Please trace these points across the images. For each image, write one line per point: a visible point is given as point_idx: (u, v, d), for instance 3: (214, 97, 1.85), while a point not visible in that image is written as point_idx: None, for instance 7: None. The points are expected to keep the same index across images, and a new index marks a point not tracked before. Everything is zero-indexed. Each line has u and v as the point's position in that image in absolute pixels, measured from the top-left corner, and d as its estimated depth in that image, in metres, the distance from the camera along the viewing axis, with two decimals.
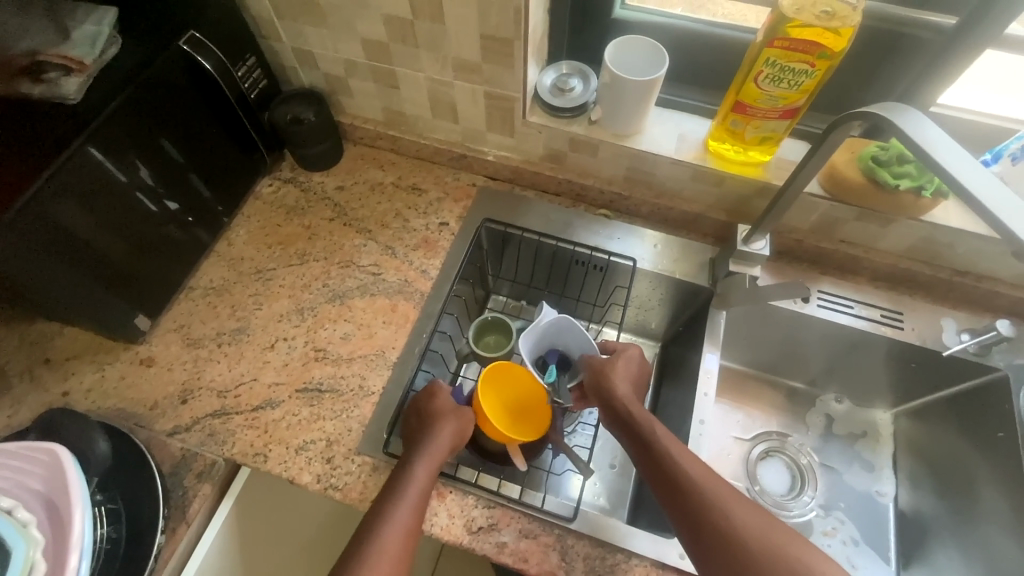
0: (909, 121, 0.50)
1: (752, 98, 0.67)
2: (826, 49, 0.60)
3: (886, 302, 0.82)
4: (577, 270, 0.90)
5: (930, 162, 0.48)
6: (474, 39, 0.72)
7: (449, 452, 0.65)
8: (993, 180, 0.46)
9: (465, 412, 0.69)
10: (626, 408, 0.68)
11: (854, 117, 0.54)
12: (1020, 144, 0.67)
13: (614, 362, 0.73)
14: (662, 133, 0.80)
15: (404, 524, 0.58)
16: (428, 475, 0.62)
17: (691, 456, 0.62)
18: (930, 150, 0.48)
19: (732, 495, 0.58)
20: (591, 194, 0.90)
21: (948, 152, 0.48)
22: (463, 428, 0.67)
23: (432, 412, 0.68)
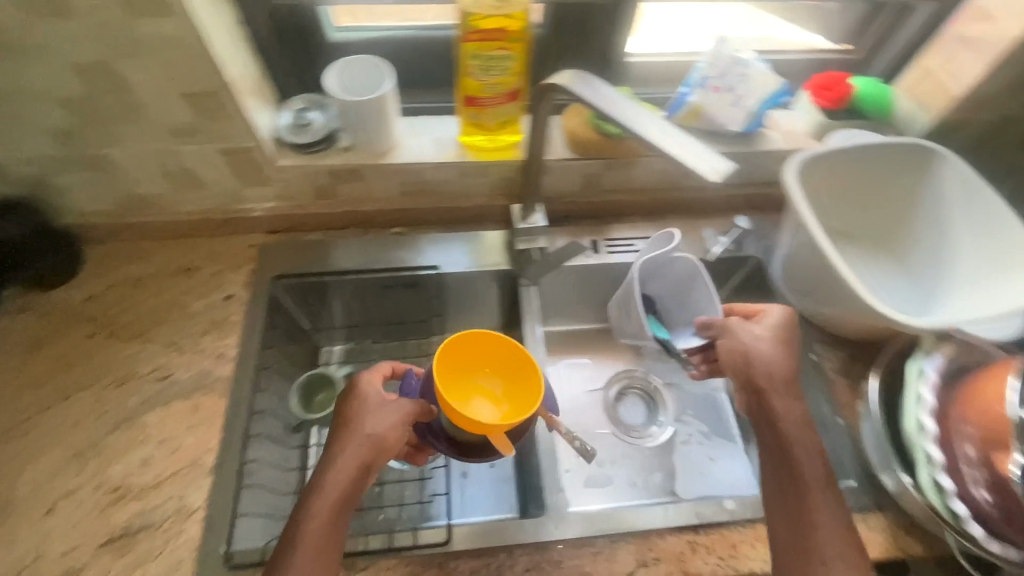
0: (585, 88, 0.57)
1: (475, 91, 0.71)
2: (512, 34, 0.64)
3: (657, 230, 0.91)
4: (391, 296, 0.88)
5: (607, 118, 0.54)
6: (175, 99, 0.66)
7: (361, 465, 0.56)
8: (655, 121, 0.53)
9: (393, 407, 0.59)
10: (767, 397, 0.64)
11: (548, 91, 0.59)
12: (700, 75, 0.80)
13: (768, 336, 0.67)
14: (418, 141, 0.81)
15: (307, 555, 0.53)
16: (334, 495, 0.55)
17: (815, 488, 0.59)
18: (603, 108, 0.55)
19: (842, 533, 0.56)
20: (377, 219, 0.88)
21: (620, 106, 0.55)
22: (378, 425, 0.58)
23: (345, 413, 0.59)
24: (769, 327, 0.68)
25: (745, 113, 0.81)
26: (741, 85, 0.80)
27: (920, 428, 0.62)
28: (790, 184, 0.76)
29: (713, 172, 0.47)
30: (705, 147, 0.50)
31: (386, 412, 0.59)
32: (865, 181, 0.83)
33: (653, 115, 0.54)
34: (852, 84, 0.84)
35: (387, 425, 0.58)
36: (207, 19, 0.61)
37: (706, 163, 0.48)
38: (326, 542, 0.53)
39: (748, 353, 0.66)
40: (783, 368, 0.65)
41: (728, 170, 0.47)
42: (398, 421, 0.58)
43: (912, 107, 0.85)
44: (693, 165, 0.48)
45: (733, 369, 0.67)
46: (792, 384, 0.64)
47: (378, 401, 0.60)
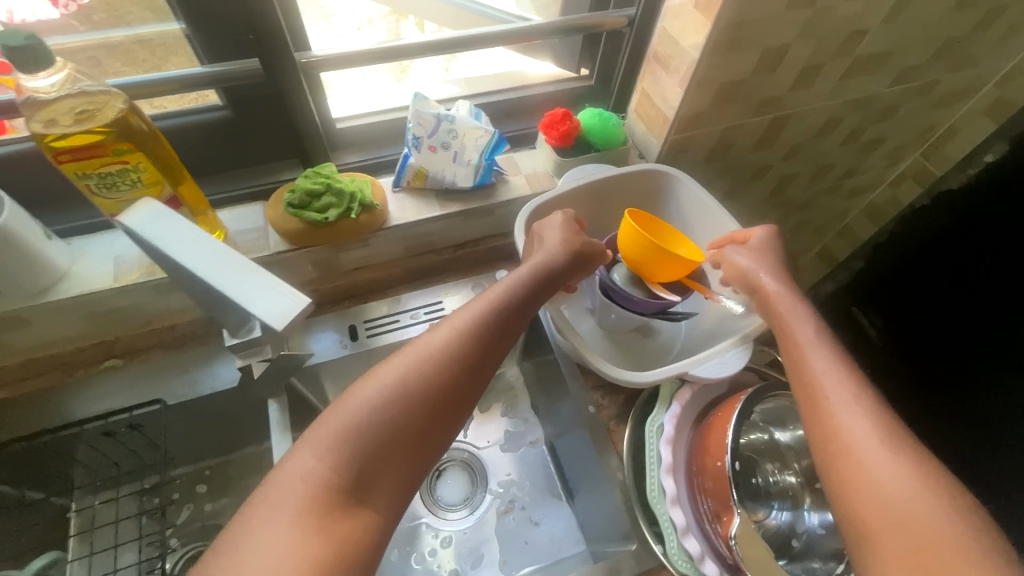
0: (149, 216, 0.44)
1: (115, 209, 0.59)
2: (115, 146, 0.53)
3: (423, 299, 0.85)
4: (115, 442, 0.74)
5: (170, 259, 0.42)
6: None
7: (557, 277, 0.64)
8: (230, 255, 0.42)
9: (568, 232, 0.68)
10: (759, 282, 0.65)
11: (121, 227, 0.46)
12: (411, 135, 0.74)
13: (753, 253, 0.67)
14: (91, 267, 0.68)
15: (411, 361, 0.53)
16: (494, 304, 0.59)
17: (834, 379, 0.55)
18: (165, 248, 0.42)
19: (837, 374, 0.55)
20: (76, 357, 0.74)
21: (182, 238, 0.43)
22: (556, 245, 0.66)
23: (544, 235, 0.68)
24: (750, 247, 0.68)
25: (469, 168, 0.76)
26: (455, 140, 0.74)
27: (660, 492, 0.59)
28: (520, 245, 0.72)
29: (265, 324, 0.38)
30: (281, 281, 0.41)
31: (566, 230, 0.68)
32: (606, 213, 0.82)
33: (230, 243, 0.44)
34: (576, 118, 0.81)
35: (578, 240, 0.67)
36: None
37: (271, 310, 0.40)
38: (437, 360, 0.53)
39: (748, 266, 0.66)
40: (767, 271, 0.65)
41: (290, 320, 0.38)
42: (579, 241, 0.67)
43: (644, 131, 0.85)
44: (259, 315, 0.39)
45: (739, 283, 0.67)
46: (780, 278, 0.65)
47: (564, 226, 0.69)
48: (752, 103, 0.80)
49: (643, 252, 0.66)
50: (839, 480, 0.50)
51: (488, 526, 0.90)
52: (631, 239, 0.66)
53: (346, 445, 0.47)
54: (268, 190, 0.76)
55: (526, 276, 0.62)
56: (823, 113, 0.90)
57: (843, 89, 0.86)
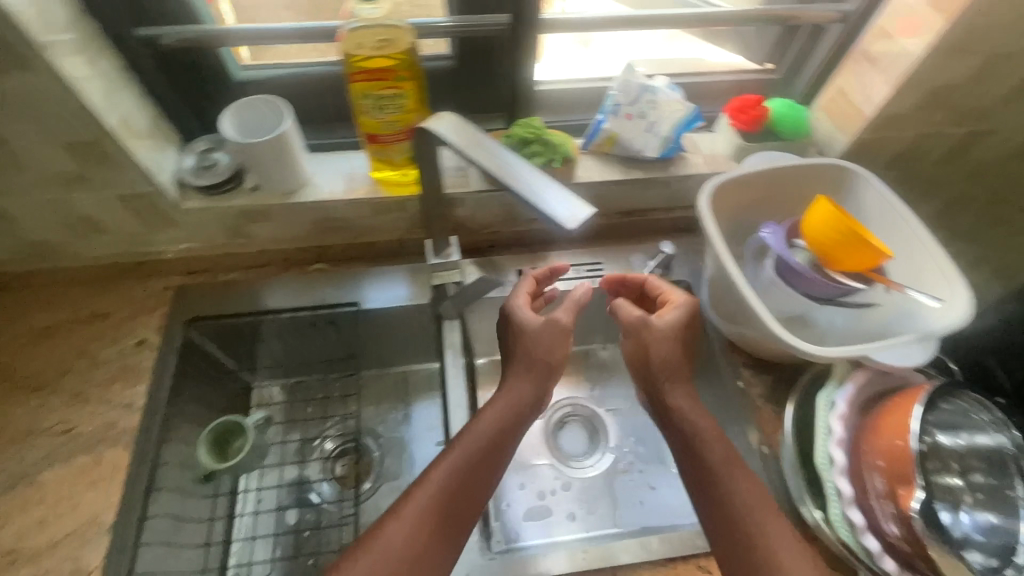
0: (454, 126, 0.55)
1: (374, 128, 0.69)
2: (400, 72, 0.63)
3: (587, 257, 0.91)
4: (313, 333, 0.87)
5: (470, 163, 0.52)
6: (56, 149, 0.63)
7: (534, 403, 0.68)
8: (526, 167, 0.51)
9: (551, 326, 0.69)
10: (651, 348, 0.71)
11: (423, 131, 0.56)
12: (612, 102, 0.80)
13: (665, 325, 0.71)
14: (328, 178, 0.80)
15: (416, 514, 0.58)
16: (484, 440, 0.63)
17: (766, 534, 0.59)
18: (474, 154, 0.52)
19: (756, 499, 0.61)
20: (297, 255, 0.87)
21: (481, 149, 0.53)
22: (544, 352, 0.69)
23: (518, 320, 0.70)
24: (677, 308, 0.72)
25: (659, 139, 0.81)
26: (653, 110, 0.79)
27: (829, 461, 0.62)
28: (703, 212, 0.75)
29: (567, 223, 0.46)
30: (568, 192, 0.49)
31: (546, 334, 0.69)
32: (784, 200, 0.83)
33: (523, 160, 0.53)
34: (766, 105, 0.84)
35: (554, 352, 0.69)
36: (77, 69, 0.58)
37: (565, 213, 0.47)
38: (433, 511, 0.58)
39: (645, 323, 0.72)
40: (671, 353, 0.70)
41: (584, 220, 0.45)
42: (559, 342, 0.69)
43: (831, 127, 0.86)
44: (554, 214, 0.47)
45: (631, 343, 0.73)
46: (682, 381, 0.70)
47: (536, 326, 0.69)
48: (958, 110, 0.79)
49: (837, 234, 0.68)
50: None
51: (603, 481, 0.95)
52: (827, 223, 0.68)
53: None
54: None
55: (504, 412, 0.66)
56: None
57: None
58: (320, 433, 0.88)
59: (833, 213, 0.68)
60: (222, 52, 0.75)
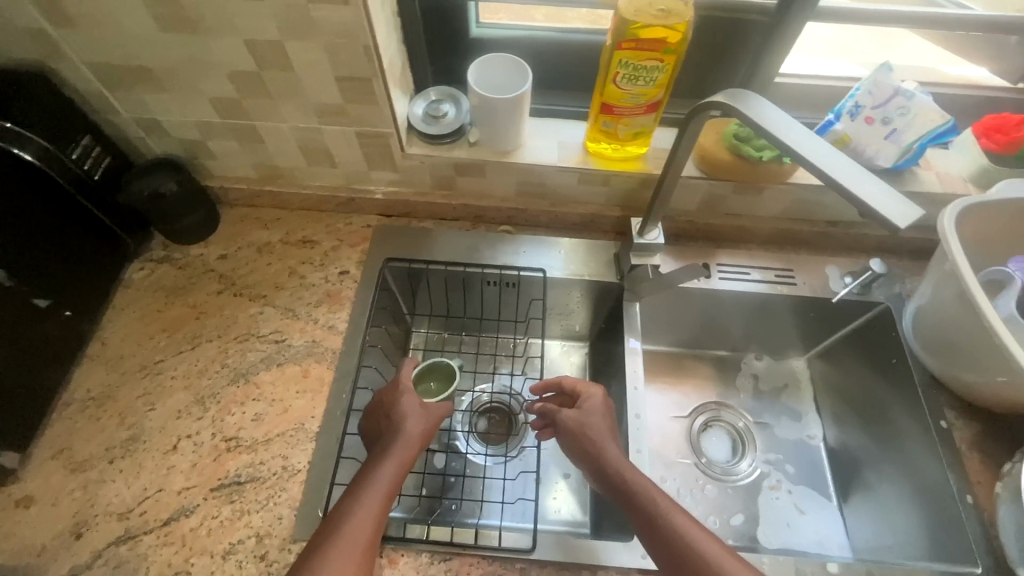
0: (739, 104, 0.53)
1: (615, 98, 0.69)
2: (669, 45, 0.62)
3: (777, 262, 0.87)
4: (491, 291, 0.89)
5: (771, 140, 0.51)
6: (330, 83, 0.68)
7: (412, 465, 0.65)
8: (834, 152, 0.49)
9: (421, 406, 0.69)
10: (596, 439, 0.70)
11: (709, 107, 0.55)
12: (854, 102, 0.75)
13: (591, 411, 0.72)
14: (543, 143, 0.81)
15: (376, 500, 0.59)
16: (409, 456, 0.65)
17: None
18: (774, 131, 0.51)
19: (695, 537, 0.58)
20: (488, 214, 0.89)
21: (781, 126, 0.51)
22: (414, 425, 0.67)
23: (402, 403, 0.69)
24: (587, 406, 0.73)
25: (899, 148, 0.75)
26: (901, 117, 0.74)
27: None
28: (946, 232, 0.70)
29: (894, 221, 0.43)
30: (885, 186, 0.46)
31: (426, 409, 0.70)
32: None
33: (826, 145, 0.50)
34: None
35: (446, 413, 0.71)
36: (374, 6, 0.62)
37: (891, 207, 0.44)
38: (385, 497, 0.60)
39: (585, 425, 0.71)
40: (602, 424, 0.71)
41: (919, 217, 0.43)
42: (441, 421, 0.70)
43: None
44: (874, 206, 0.44)
45: (571, 439, 0.72)
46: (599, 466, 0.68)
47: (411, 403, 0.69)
48: None
49: None
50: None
51: (748, 495, 0.90)
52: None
53: (354, 562, 0.54)
54: None
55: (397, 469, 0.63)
56: None
57: None
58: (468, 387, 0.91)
59: None
60: (470, 6, 0.77)
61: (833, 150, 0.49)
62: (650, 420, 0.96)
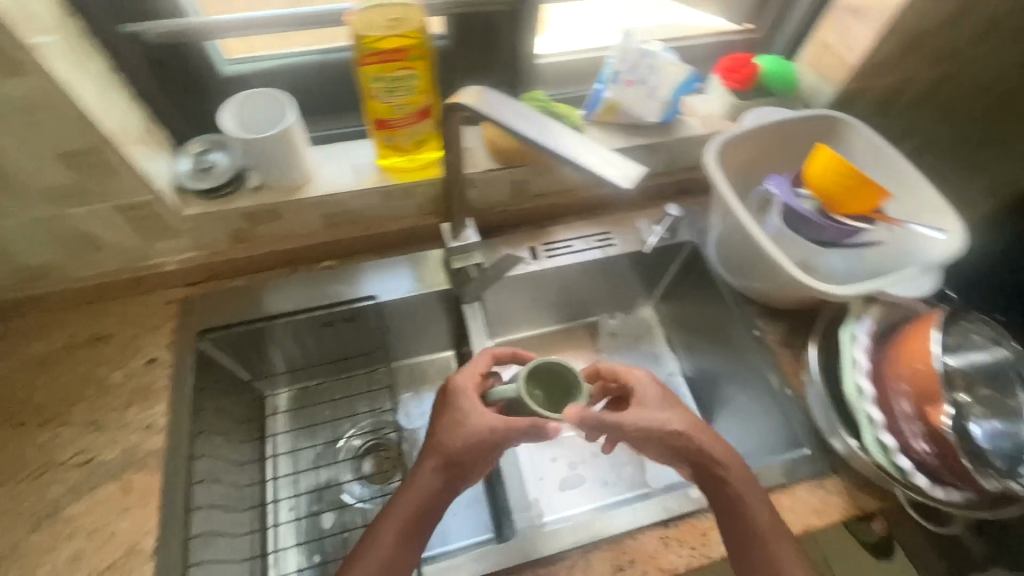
0: (479, 100, 0.54)
1: (385, 113, 0.68)
2: (412, 52, 0.62)
3: (594, 228, 0.92)
4: (330, 332, 0.85)
5: (512, 134, 0.52)
6: (49, 162, 0.59)
7: (446, 485, 0.60)
8: (568, 132, 0.52)
9: (476, 406, 0.63)
10: (647, 414, 0.61)
11: (455, 109, 0.56)
12: (611, 70, 0.81)
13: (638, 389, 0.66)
14: (332, 170, 0.78)
15: (396, 525, 0.58)
16: (433, 483, 0.60)
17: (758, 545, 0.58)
18: (511, 124, 0.52)
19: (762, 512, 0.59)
20: (303, 254, 0.84)
21: (517, 117, 0.53)
22: (450, 438, 0.61)
23: (460, 406, 0.63)
24: (648, 398, 0.64)
25: (660, 103, 0.81)
26: (653, 76, 0.80)
27: (858, 391, 0.66)
28: (711, 168, 0.77)
29: (620, 183, 0.46)
30: (614, 153, 0.50)
31: (461, 428, 0.61)
32: (785, 153, 0.85)
33: (563, 126, 0.53)
34: (756, 62, 0.86)
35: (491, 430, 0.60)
36: (67, 69, 0.55)
37: (616, 172, 0.48)
38: (404, 519, 0.58)
39: (654, 423, 0.60)
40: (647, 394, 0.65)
41: (640, 175, 0.46)
42: (483, 441, 0.60)
43: (815, 79, 0.89)
44: (606, 174, 0.48)
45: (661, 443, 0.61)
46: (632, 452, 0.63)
47: (474, 408, 0.62)
48: (933, 52, 0.83)
49: (838, 180, 0.72)
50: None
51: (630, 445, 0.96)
52: (830, 169, 0.72)
53: None
54: None
55: (432, 480, 0.60)
56: (987, 73, 0.92)
57: (1015, 47, 0.88)
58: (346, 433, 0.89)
59: (831, 160, 0.72)
60: (206, 45, 0.71)
61: (565, 131, 0.51)
62: None
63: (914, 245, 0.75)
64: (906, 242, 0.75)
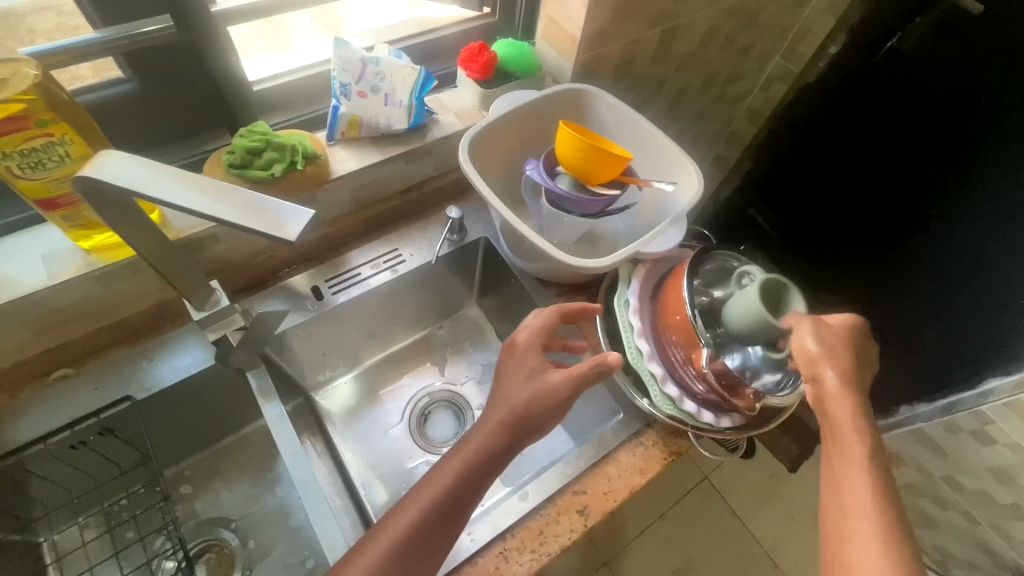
0: (127, 164, 0.46)
1: (43, 192, 0.55)
2: (38, 116, 0.50)
3: (381, 248, 0.87)
4: (88, 454, 0.71)
5: (163, 204, 0.45)
6: None
7: (503, 448, 0.58)
8: (231, 188, 0.46)
9: (531, 381, 0.60)
10: (842, 360, 0.59)
11: (82, 189, 0.46)
12: (339, 82, 0.74)
13: (841, 332, 0.61)
14: (18, 266, 0.63)
15: (417, 506, 0.55)
16: (501, 448, 0.58)
17: (852, 456, 0.54)
18: (156, 194, 0.45)
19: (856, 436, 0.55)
20: (22, 372, 0.69)
21: (164, 184, 0.45)
22: (516, 390, 0.59)
23: (518, 365, 0.61)
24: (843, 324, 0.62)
25: (402, 108, 0.78)
26: (384, 81, 0.76)
27: (638, 351, 0.69)
28: (468, 170, 0.75)
29: (283, 237, 0.43)
30: (282, 201, 0.45)
31: (538, 388, 0.59)
32: (541, 133, 0.86)
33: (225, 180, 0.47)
34: (493, 49, 0.85)
35: (542, 403, 0.59)
36: None
37: (281, 221, 0.44)
38: (428, 503, 0.55)
39: (843, 339, 0.60)
40: (841, 362, 0.58)
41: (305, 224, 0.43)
42: (552, 399, 0.59)
43: (555, 55, 0.91)
44: (272, 228, 0.43)
45: (838, 356, 0.59)
46: (852, 368, 0.59)
47: (532, 378, 0.60)
48: (646, 14, 0.88)
49: (583, 155, 0.73)
50: (831, 503, 0.53)
51: None
52: (571, 145, 0.73)
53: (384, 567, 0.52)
54: (198, 161, 0.73)
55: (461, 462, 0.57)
56: (702, 23, 1.00)
57: None
58: (156, 552, 0.77)
59: (569, 138, 0.73)
60: None
61: (225, 186, 0.45)
62: (373, 446, 0.92)
63: (664, 200, 0.81)
64: (657, 199, 0.81)
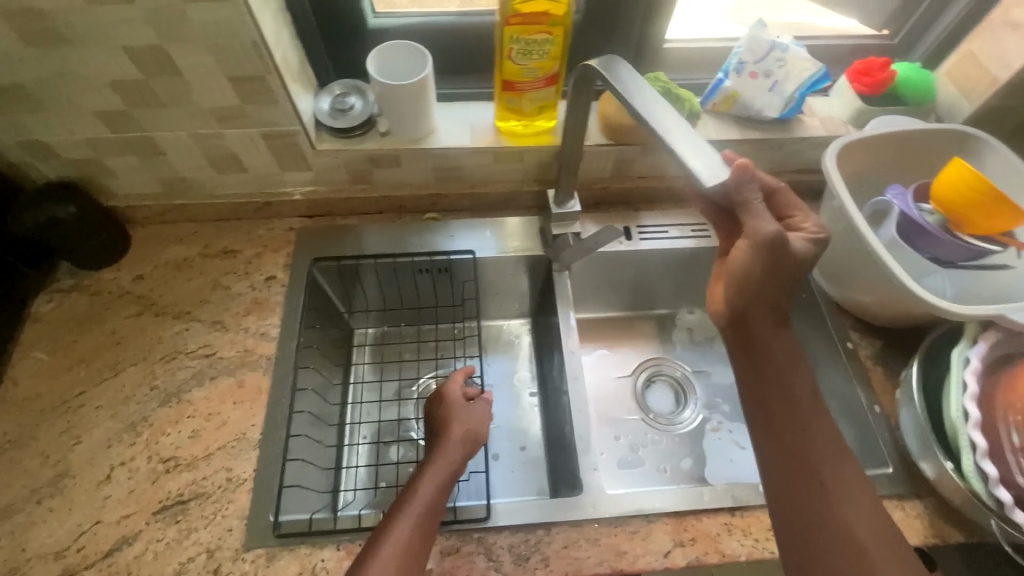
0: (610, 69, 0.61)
1: (514, 74, 0.71)
2: (554, 16, 0.66)
3: (692, 219, 0.94)
4: (425, 280, 0.90)
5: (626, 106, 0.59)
6: (224, 84, 0.67)
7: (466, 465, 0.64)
8: (679, 123, 0.58)
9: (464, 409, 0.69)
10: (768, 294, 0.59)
11: (584, 71, 0.62)
12: (738, 59, 0.80)
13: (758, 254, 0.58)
14: (453, 126, 0.82)
15: (430, 489, 0.60)
16: (457, 455, 0.64)
17: (797, 440, 0.58)
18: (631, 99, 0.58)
19: (792, 420, 0.58)
20: (411, 203, 0.90)
21: (635, 95, 0.59)
22: (472, 421, 0.68)
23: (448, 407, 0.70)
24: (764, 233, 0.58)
25: (782, 98, 0.81)
26: (780, 69, 0.80)
27: (963, 414, 0.63)
28: (830, 172, 0.76)
29: (701, 180, 0.54)
30: (711, 149, 0.56)
31: (474, 411, 0.70)
32: (907, 164, 0.82)
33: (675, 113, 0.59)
34: (893, 69, 0.83)
35: (482, 423, 0.69)
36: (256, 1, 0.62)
37: (702, 165, 0.55)
38: (439, 490, 0.60)
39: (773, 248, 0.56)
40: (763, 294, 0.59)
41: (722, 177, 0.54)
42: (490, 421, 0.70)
43: (955, 94, 0.84)
44: (694, 165, 0.55)
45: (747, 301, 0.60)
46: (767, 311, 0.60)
47: (465, 408, 0.70)
48: None
49: (968, 200, 0.68)
50: (797, 500, 0.56)
51: (692, 440, 0.96)
52: (960, 184, 0.68)
53: (417, 538, 0.56)
54: None
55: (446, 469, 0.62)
56: None
57: None
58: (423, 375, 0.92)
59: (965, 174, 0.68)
60: None
61: (677, 119, 0.58)
62: (594, 383, 1.00)
63: None
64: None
